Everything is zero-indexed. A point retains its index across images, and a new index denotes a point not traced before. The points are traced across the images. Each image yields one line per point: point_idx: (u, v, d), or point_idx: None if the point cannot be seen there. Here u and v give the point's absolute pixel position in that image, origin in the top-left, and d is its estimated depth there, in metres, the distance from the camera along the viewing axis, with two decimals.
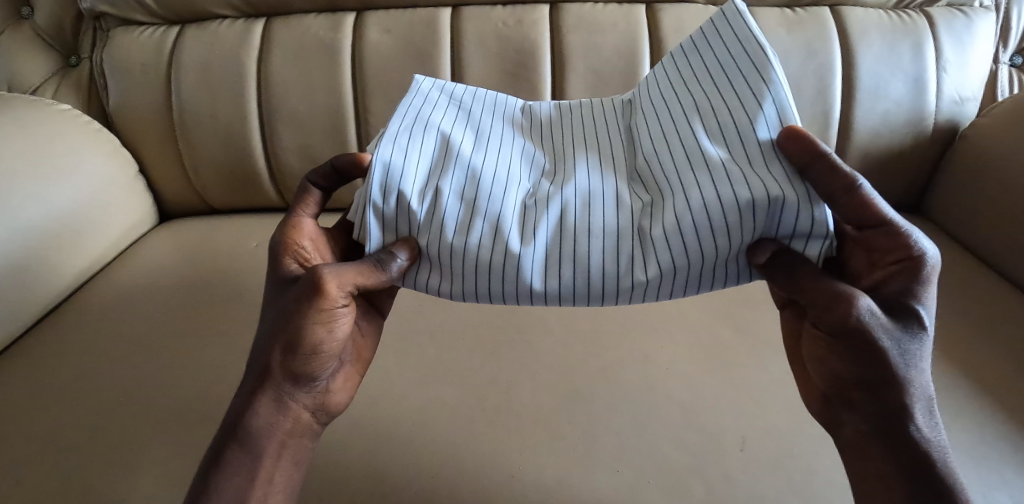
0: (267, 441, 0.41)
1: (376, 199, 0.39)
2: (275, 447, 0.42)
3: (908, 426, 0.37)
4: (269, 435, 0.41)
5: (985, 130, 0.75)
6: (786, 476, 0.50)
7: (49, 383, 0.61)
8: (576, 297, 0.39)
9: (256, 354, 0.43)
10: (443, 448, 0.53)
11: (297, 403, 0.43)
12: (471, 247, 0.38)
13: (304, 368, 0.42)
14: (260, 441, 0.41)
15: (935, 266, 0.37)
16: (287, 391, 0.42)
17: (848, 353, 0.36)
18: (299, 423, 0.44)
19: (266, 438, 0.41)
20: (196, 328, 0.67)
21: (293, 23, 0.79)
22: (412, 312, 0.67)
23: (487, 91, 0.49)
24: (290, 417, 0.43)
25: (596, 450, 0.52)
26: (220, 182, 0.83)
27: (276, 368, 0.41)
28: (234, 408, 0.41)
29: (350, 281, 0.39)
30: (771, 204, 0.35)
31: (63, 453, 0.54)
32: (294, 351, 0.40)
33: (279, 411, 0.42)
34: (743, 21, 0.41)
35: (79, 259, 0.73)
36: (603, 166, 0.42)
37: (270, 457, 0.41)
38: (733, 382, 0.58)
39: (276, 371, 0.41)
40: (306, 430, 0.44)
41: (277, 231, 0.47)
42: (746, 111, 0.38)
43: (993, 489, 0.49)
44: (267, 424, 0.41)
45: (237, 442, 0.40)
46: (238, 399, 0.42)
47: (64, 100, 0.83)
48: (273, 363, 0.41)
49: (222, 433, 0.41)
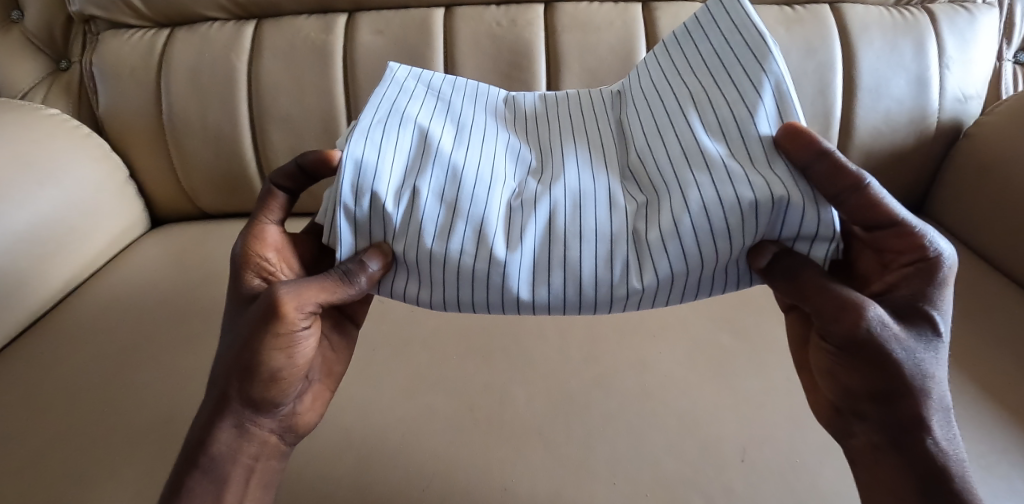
0: (231, 467, 0.40)
1: (347, 201, 0.37)
2: (241, 472, 0.41)
3: (924, 440, 0.35)
4: (233, 462, 0.40)
5: (990, 129, 0.73)
6: (788, 487, 0.48)
7: (31, 393, 0.60)
8: (568, 305, 0.38)
9: (215, 378, 0.41)
10: (433, 459, 0.51)
11: (262, 427, 0.42)
12: (452, 253, 0.37)
13: (266, 393, 0.40)
14: (223, 467, 0.40)
15: (950, 268, 0.36)
16: (249, 417, 0.41)
17: (858, 365, 0.34)
18: (266, 446, 0.42)
19: (230, 464, 0.40)
20: (184, 335, 0.66)
21: (284, 24, 0.78)
22: (403, 318, 0.65)
23: (467, 81, 0.47)
24: (256, 442, 0.42)
25: (591, 461, 0.50)
26: (211, 187, 0.82)
27: (235, 394, 0.40)
28: (195, 435, 0.40)
29: (312, 298, 0.38)
30: (775, 204, 0.33)
31: (43, 466, 0.53)
32: (253, 377, 0.39)
33: (241, 437, 0.41)
34: (742, 5, 0.39)
35: (65, 268, 0.71)
36: (593, 163, 0.40)
37: (236, 483, 0.40)
38: (733, 389, 0.56)
39: (234, 397, 0.40)
40: (274, 452, 0.43)
41: (240, 239, 0.45)
42: (746, 103, 0.36)
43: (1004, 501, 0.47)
44: (230, 449, 0.40)
45: (199, 471, 0.39)
46: (198, 426, 0.40)
47: (54, 104, 0.82)
48: (230, 390, 0.40)
49: (184, 459, 0.40)
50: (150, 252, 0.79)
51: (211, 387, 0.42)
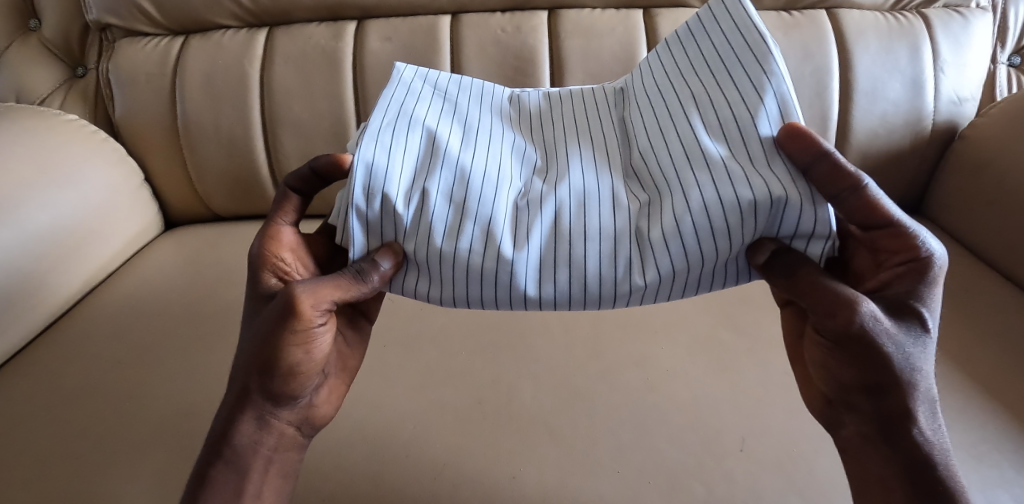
0: (251, 457, 0.42)
1: (360, 202, 0.39)
2: (260, 462, 0.43)
3: (910, 431, 0.37)
4: (253, 452, 0.42)
5: (984, 130, 0.75)
6: (786, 476, 0.50)
7: (54, 390, 0.62)
8: (572, 301, 0.40)
9: (235, 373, 0.43)
10: (443, 450, 0.53)
11: (281, 419, 0.44)
12: (461, 251, 0.39)
13: (285, 386, 0.42)
14: (244, 458, 0.42)
15: (941, 268, 0.38)
16: (269, 409, 0.43)
17: (849, 358, 0.36)
18: (284, 437, 0.44)
19: (251, 455, 0.42)
20: (201, 333, 0.68)
21: (295, 32, 0.80)
22: (412, 316, 0.67)
23: (473, 82, 0.49)
24: (274, 433, 0.44)
25: (595, 452, 0.52)
26: (223, 189, 0.84)
27: (254, 387, 0.42)
28: (219, 427, 0.42)
29: (327, 296, 0.40)
30: (773, 204, 0.35)
31: (68, 459, 0.55)
32: (272, 373, 0.41)
33: (261, 429, 0.43)
34: (744, 9, 0.41)
35: (83, 270, 0.73)
36: (598, 163, 0.42)
37: (256, 473, 0.42)
38: (733, 383, 0.58)
39: (254, 391, 0.42)
40: (292, 444, 0.45)
41: (256, 240, 0.47)
42: (747, 105, 0.38)
43: (981, 487, 0.49)
44: (251, 441, 0.42)
45: (222, 461, 0.41)
46: (220, 418, 0.43)
47: (72, 110, 0.84)
48: (251, 384, 0.42)
49: (208, 450, 0.42)
50: (165, 253, 0.82)
51: (232, 382, 0.44)
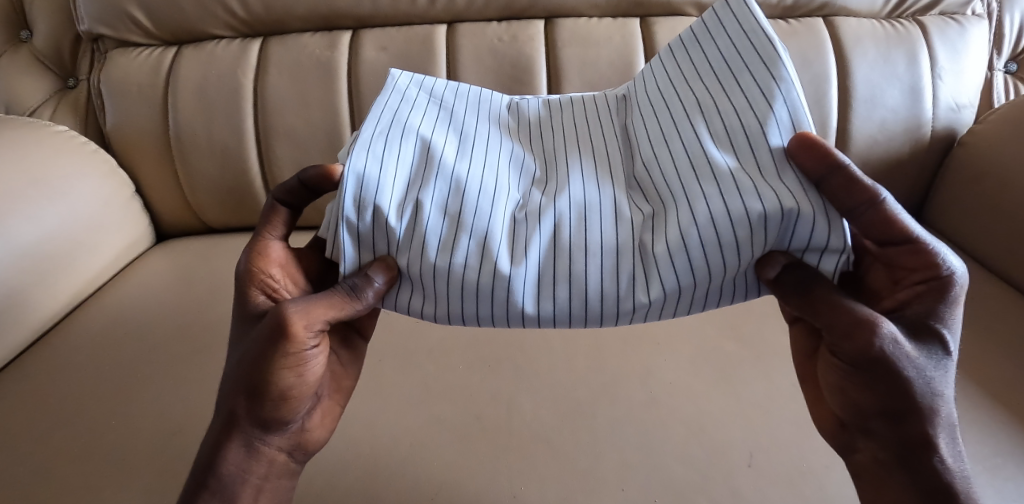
0: (240, 487, 0.40)
1: (350, 214, 0.37)
2: (250, 492, 0.41)
3: (932, 460, 0.36)
4: (242, 481, 0.40)
5: (983, 137, 0.74)
6: (795, 492, 0.49)
7: (38, 408, 0.60)
8: (572, 318, 0.39)
9: (222, 398, 0.41)
10: (441, 469, 0.51)
11: (270, 445, 0.42)
12: (456, 267, 0.37)
13: (275, 412, 0.40)
14: (232, 487, 0.40)
15: (961, 287, 0.37)
16: (258, 436, 0.41)
17: (867, 382, 0.35)
18: (274, 465, 0.43)
19: (238, 484, 0.40)
20: (191, 348, 0.66)
21: (289, 42, 0.79)
22: (408, 329, 0.66)
23: (469, 88, 0.48)
24: (264, 461, 0.42)
25: (600, 470, 0.50)
26: (216, 201, 0.82)
27: (243, 413, 0.40)
28: (204, 454, 0.40)
29: (320, 316, 0.39)
30: (785, 216, 0.34)
31: (54, 481, 0.53)
32: (261, 398, 0.39)
33: (250, 457, 0.41)
34: (751, 12, 0.40)
35: (70, 283, 0.71)
36: (599, 174, 0.41)
37: None
38: (738, 396, 0.56)
39: (243, 417, 0.40)
40: (283, 471, 0.43)
41: (243, 256, 0.46)
42: (755, 112, 0.37)
43: None
44: (239, 470, 0.40)
45: (208, 492, 0.39)
46: (207, 445, 0.41)
47: (63, 121, 0.83)
48: (239, 409, 0.40)
49: (194, 478, 0.40)
50: (156, 266, 0.80)
51: (217, 407, 0.42)
